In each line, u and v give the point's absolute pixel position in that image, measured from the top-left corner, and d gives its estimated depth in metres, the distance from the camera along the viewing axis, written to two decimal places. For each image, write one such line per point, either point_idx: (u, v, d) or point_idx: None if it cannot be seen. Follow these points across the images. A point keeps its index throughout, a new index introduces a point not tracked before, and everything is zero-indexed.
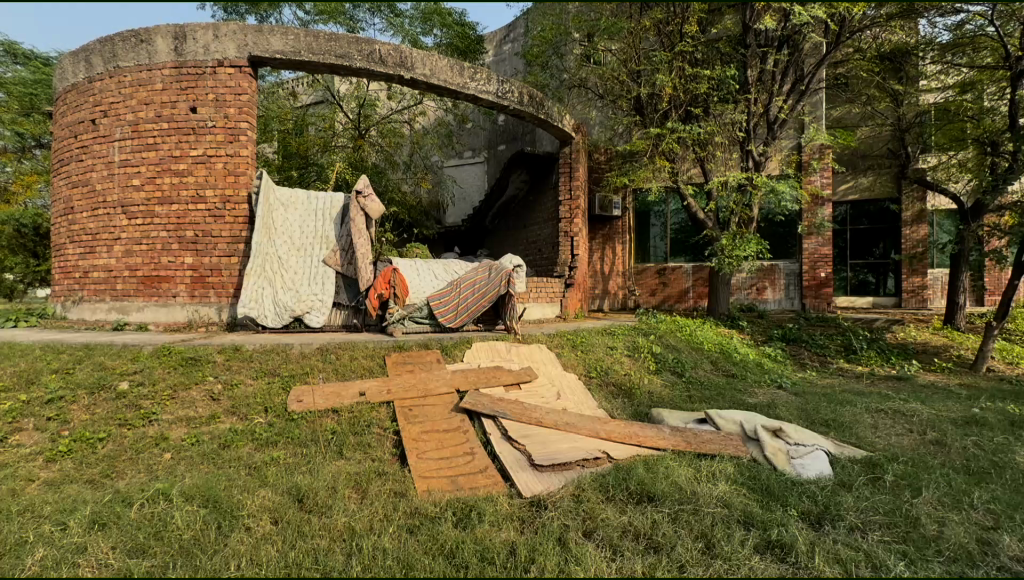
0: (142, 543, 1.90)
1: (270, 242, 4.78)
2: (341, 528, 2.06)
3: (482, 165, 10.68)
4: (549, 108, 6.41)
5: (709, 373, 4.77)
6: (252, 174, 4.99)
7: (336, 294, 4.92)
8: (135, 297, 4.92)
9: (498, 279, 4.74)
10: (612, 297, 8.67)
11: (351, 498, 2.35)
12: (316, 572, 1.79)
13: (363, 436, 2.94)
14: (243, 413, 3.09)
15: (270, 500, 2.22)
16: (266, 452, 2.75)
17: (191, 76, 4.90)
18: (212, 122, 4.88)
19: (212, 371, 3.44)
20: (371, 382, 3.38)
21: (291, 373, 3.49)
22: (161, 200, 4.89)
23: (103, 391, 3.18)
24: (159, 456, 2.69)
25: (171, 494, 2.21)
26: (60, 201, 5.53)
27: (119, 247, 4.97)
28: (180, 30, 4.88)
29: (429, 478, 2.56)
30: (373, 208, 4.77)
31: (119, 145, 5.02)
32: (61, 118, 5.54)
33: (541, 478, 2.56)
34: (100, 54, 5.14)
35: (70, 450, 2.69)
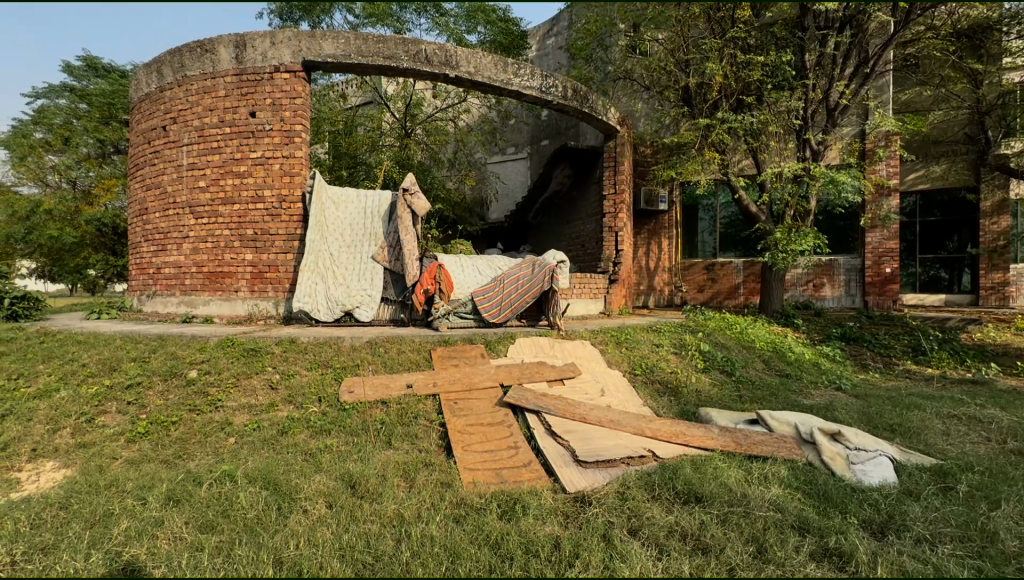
0: (211, 520, 2.04)
1: (323, 240, 5.00)
2: (391, 515, 2.13)
3: (525, 161, 10.68)
4: (594, 102, 6.32)
5: (761, 372, 4.59)
6: (306, 175, 5.20)
7: (384, 289, 5.07)
8: (201, 291, 5.27)
9: (541, 275, 4.76)
10: (658, 293, 8.47)
11: (399, 487, 2.43)
12: (368, 556, 1.87)
13: (411, 427, 3.03)
14: (299, 401, 3.25)
15: (324, 486, 2.33)
16: (320, 439, 2.88)
17: (250, 82, 5.17)
18: (270, 125, 5.13)
19: (271, 361, 3.64)
20: (418, 375, 3.48)
21: (342, 365, 3.65)
22: (224, 200, 5.20)
23: (174, 378, 3.44)
24: (224, 440, 2.88)
25: (237, 476, 2.37)
26: (135, 203, 5.99)
27: (187, 245, 5.33)
28: (241, 39, 5.16)
29: (474, 470, 2.61)
30: (419, 206, 4.87)
31: (186, 149, 5.37)
32: (136, 126, 5.98)
33: (585, 474, 2.56)
34: (170, 65, 5.51)
35: (147, 431, 2.91)
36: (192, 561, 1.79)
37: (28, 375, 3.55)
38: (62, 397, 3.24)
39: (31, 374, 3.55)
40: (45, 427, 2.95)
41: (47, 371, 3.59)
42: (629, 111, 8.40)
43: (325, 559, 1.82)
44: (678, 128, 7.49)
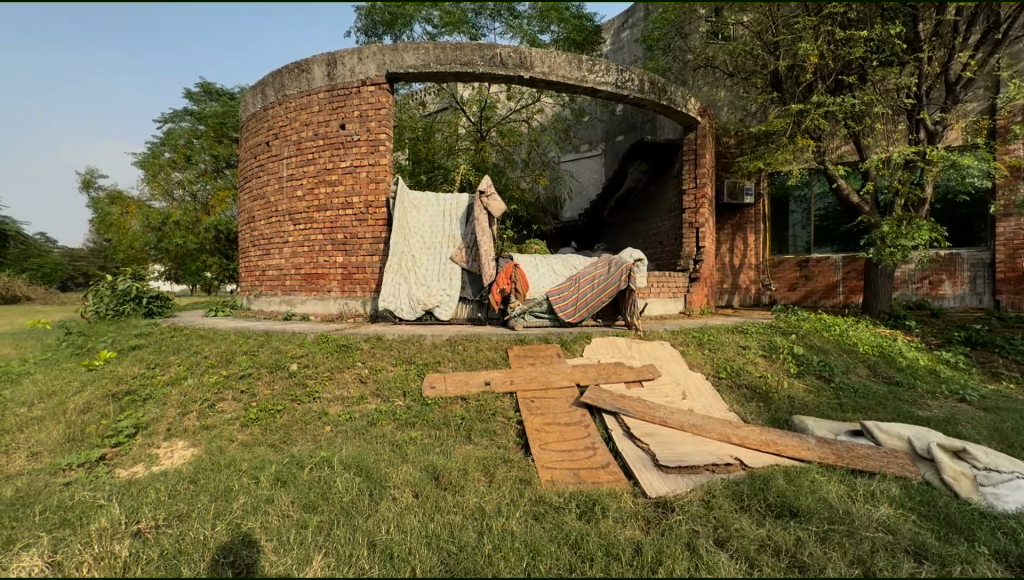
0: (313, 501, 2.23)
1: (405, 242, 5.25)
2: (472, 508, 2.21)
3: (600, 158, 10.51)
4: (673, 93, 6.08)
5: (865, 379, 4.17)
6: (390, 181, 5.49)
7: (462, 289, 5.22)
8: (299, 291, 5.76)
9: (618, 273, 4.69)
10: (743, 292, 8.03)
11: (480, 481, 2.51)
12: (452, 545, 1.95)
13: (489, 423, 3.11)
14: (386, 395, 3.45)
15: (411, 476, 2.46)
16: (406, 431, 3.05)
17: (341, 97, 5.55)
18: (358, 136, 5.47)
19: (361, 357, 3.90)
20: (496, 373, 3.57)
21: (425, 361, 3.82)
22: (318, 208, 5.63)
23: (279, 370, 3.79)
24: (322, 428, 3.15)
25: (333, 462, 2.57)
26: (244, 212, 6.67)
27: (287, 249, 5.85)
28: (332, 57, 5.56)
29: (552, 469, 2.63)
30: (495, 207, 5.03)
31: (286, 162, 5.89)
32: (245, 142, 6.66)
33: (666, 479, 2.48)
34: (272, 87, 6.07)
35: (258, 417, 3.25)
36: (298, 536, 1.96)
37: (162, 365, 4.08)
38: (189, 384, 3.68)
39: (165, 364, 4.08)
40: (176, 410, 3.37)
41: (177, 361, 4.10)
42: (711, 100, 7.99)
43: (413, 546, 1.93)
44: (765, 115, 7.01)
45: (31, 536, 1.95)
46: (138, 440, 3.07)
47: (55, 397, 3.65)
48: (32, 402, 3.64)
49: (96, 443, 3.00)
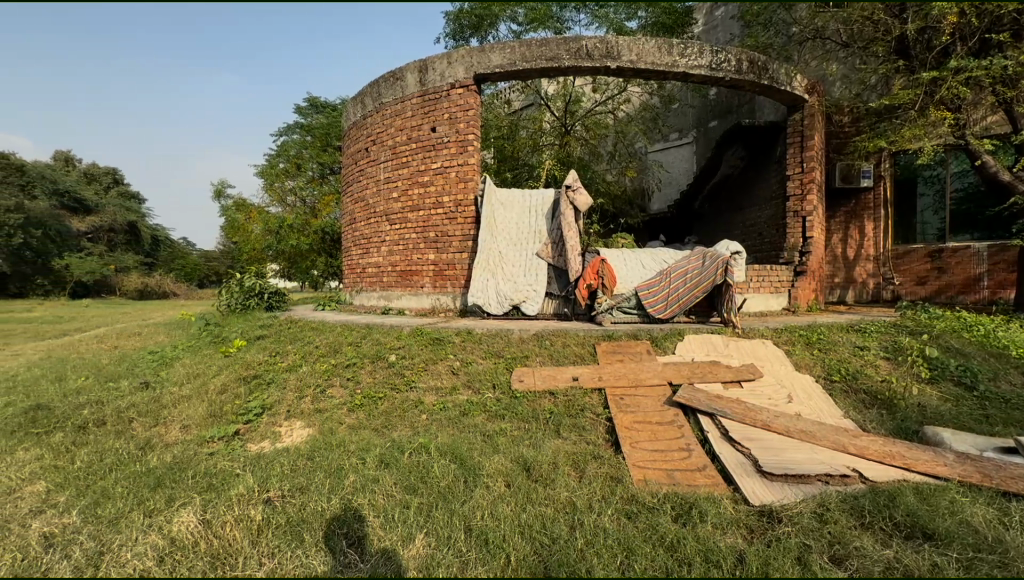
0: (414, 483, 2.37)
1: (493, 239, 5.39)
2: (564, 502, 2.22)
3: (691, 146, 10.04)
4: (776, 71, 5.60)
5: (1020, 388, 3.56)
6: (478, 180, 5.64)
7: (549, 284, 5.25)
8: (395, 287, 6.13)
9: (714, 269, 4.45)
10: (858, 288, 7.18)
11: (571, 476, 2.52)
12: (545, 537, 1.98)
13: (578, 419, 3.10)
14: (477, 386, 3.58)
15: (503, 465, 2.53)
16: (496, 422, 3.14)
17: (432, 101, 5.80)
18: (448, 137, 5.69)
19: (453, 350, 4.07)
20: (584, 369, 3.55)
21: (513, 355, 3.90)
22: (412, 208, 5.94)
23: (379, 360, 4.07)
24: (418, 416, 3.33)
25: (431, 448, 2.72)
26: (347, 214, 7.23)
27: (385, 248, 6.25)
28: (424, 64, 5.83)
29: (644, 468, 2.56)
30: (581, 201, 4.95)
31: (383, 166, 6.29)
32: (347, 150, 7.22)
33: (770, 487, 2.31)
34: (371, 96, 6.51)
35: (362, 403, 3.52)
36: (402, 515, 2.11)
37: (282, 353, 4.56)
38: (304, 370, 4.09)
39: (284, 352, 4.56)
40: (294, 394, 3.75)
41: (294, 350, 4.56)
42: (820, 76, 7.24)
43: (507, 534, 1.98)
44: (888, 88, 6.22)
45: (186, 496, 2.29)
46: (264, 419, 3.47)
47: (200, 379, 4.23)
48: (182, 382, 4.26)
49: (232, 419, 3.44)
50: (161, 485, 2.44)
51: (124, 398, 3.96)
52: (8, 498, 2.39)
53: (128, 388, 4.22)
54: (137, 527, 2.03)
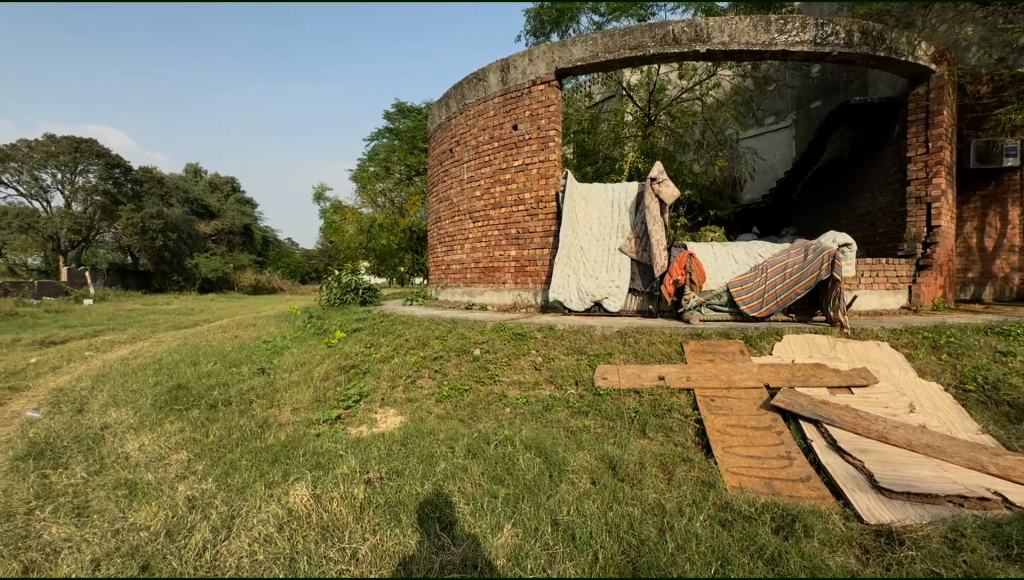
0: (500, 474, 2.43)
1: (574, 234, 5.36)
2: (652, 504, 2.17)
3: (790, 130, 9.26)
4: (895, 40, 4.98)
5: None
6: (559, 176, 5.62)
7: (632, 280, 5.13)
8: (479, 284, 6.30)
9: (818, 262, 4.07)
10: (998, 283, 6.24)
11: (658, 477, 2.44)
12: (632, 537, 1.94)
13: (664, 419, 3.00)
14: (559, 382, 3.58)
15: (588, 462, 2.52)
16: (580, 419, 3.12)
17: (514, 99, 5.87)
18: (529, 134, 5.72)
19: (535, 345, 4.10)
20: (671, 368, 3.42)
21: (596, 352, 3.85)
22: (494, 205, 6.07)
23: (464, 354, 4.21)
24: (503, 409, 3.41)
25: (515, 441, 2.77)
26: (432, 213, 7.56)
27: (468, 245, 6.45)
28: (506, 63, 5.91)
29: (738, 474, 2.43)
30: (668, 193, 4.78)
31: (467, 165, 6.48)
32: (432, 151, 7.54)
33: (888, 505, 2.09)
34: (455, 99, 6.73)
35: (450, 394, 3.67)
36: (491, 504, 2.17)
37: (376, 345, 4.87)
38: (396, 361, 4.35)
39: (378, 344, 4.86)
40: (388, 383, 4.00)
41: (386, 342, 4.86)
42: (951, 42, 6.33)
43: (594, 530, 1.98)
44: None
45: (299, 472, 2.54)
46: (362, 405, 3.74)
47: (306, 366, 4.65)
48: (292, 369, 4.70)
49: (334, 405, 3.75)
50: (278, 460, 2.73)
51: (244, 382, 4.45)
52: (160, 464, 2.80)
53: (247, 373, 4.74)
54: (260, 497, 2.28)
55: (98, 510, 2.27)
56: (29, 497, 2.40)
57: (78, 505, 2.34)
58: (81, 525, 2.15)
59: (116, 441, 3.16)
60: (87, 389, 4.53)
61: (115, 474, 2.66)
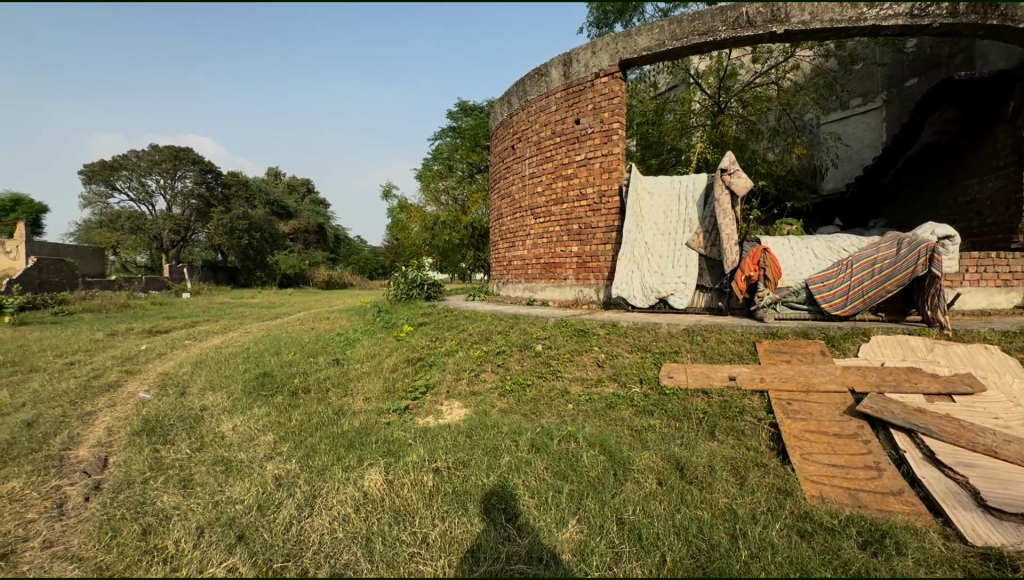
0: (564, 470, 2.43)
1: (638, 229, 5.23)
2: (723, 509, 2.09)
3: (879, 112, 8.47)
4: (1010, 5, 4.41)
5: None
6: (623, 169, 5.49)
7: (700, 276, 4.93)
8: (540, 279, 6.32)
9: (912, 257, 3.72)
10: None
11: (729, 481, 2.35)
12: (702, 542, 1.89)
13: (735, 421, 2.87)
14: (623, 380, 3.53)
15: (654, 463, 2.46)
16: (645, 418, 3.05)
17: (576, 93, 5.81)
18: (592, 128, 5.64)
19: (598, 342, 4.06)
20: (743, 368, 3.27)
21: (662, 350, 3.75)
22: (556, 201, 6.05)
23: (526, 349, 4.25)
24: (565, 405, 3.41)
25: (579, 437, 2.76)
26: (494, 210, 7.67)
27: (529, 241, 6.48)
28: (568, 57, 5.87)
29: (818, 483, 2.28)
30: (740, 184, 4.52)
31: (528, 161, 6.50)
32: (495, 148, 7.63)
33: (998, 526, 1.89)
34: (517, 95, 6.77)
35: (512, 389, 3.72)
36: (555, 498, 2.19)
37: (441, 339, 5.02)
38: (460, 355, 4.46)
39: (442, 338, 5.01)
40: (453, 376, 4.12)
41: (450, 337, 4.99)
42: None
43: (662, 532, 1.95)
44: None
45: (372, 458, 2.68)
46: (428, 397, 3.88)
47: (376, 358, 4.89)
48: (363, 360, 4.96)
49: (402, 395, 3.92)
50: (352, 446, 2.90)
51: (321, 371, 4.76)
52: (251, 444, 3.07)
53: (324, 363, 5.06)
54: (338, 479, 2.44)
55: (200, 483, 2.53)
56: (145, 467, 2.72)
57: (183, 478, 2.61)
58: (187, 496, 2.40)
59: (214, 422, 3.50)
60: (188, 374, 5.03)
61: (213, 451, 2.94)
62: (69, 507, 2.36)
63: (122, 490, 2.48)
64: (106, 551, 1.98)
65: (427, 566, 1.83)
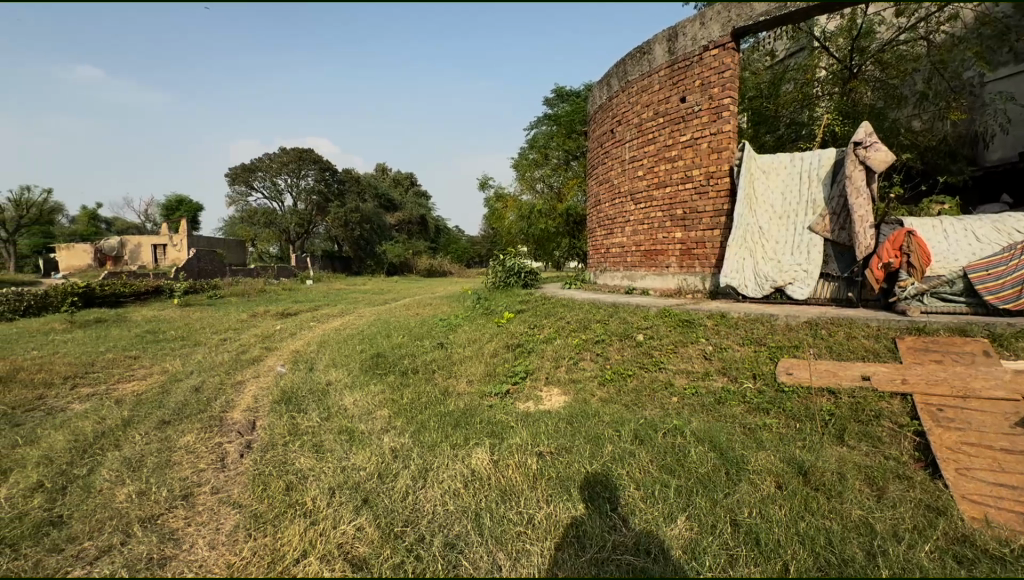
0: (671, 465, 2.34)
1: (751, 213, 4.82)
2: (857, 521, 1.89)
3: None
4: None
5: None
6: (734, 148, 5.07)
7: (825, 264, 4.44)
8: (640, 267, 6.12)
9: None
10: None
11: (864, 492, 2.10)
12: (832, 555, 1.73)
13: (869, 426, 2.56)
14: (734, 374, 3.30)
15: (773, 464, 2.27)
16: (759, 417, 2.83)
17: (682, 69, 5.47)
18: (699, 106, 5.28)
19: (705, 333, 3.84)
20: (879, 368, 2.90)
21: (779, 344, 3.45)
22: (658, 185, 5.78)
23: (627, 339, 4.14)
24: (669, 398, 3.28)
25: (685, 432, 2.64)
26: (591, 196, 7.54)
27: (629, 227, 6.29)
28: (674, 31, 5.54)
29: (980, 504, 1.97)
30: (878, 159, 3.93)
31: (628, 145, 6.28)
32: (593, 133, 7.48)
33: None
34: (617, 77, 6.55)
35: (613, 378, 3.66)
36: (663, 493, 2.12)
37: (539, 326, 5.07)
38: (558, 343, 4.47)
39: (540, 326, 5.06)
40: (552, 362, 4.15)
41: (548, 324, 5.02)
42: None
43: (783, 538, 1.81)
44: None
45: (477, 438, 2.80)
46: (528, 382, 3.96)
47: (477, 343, 5.08)
48: (465, 344, 5.19)
49: (504, 379, 4.05)
50: (458, 425, 3.05)
51: (427, 354, 5.07)
52: (369, 417, 3.36)
53: (429, 346, 5.37)
54: (448, 455, 2.58)
55: (330, 449, 2.83)
56: (285, 432, 3.11)
57: (316, 443, 2.94)
58: (319, 459, 2.70)
59: (338, 396, 3.88)
60: (314, 353, 5.63)
61: (339, 421, 3.27)
62: (229, 460, 2.77)
63: (269, 450, 2.86)
64: (259, 501, 2.29)
65: (534, 545, 1.88)
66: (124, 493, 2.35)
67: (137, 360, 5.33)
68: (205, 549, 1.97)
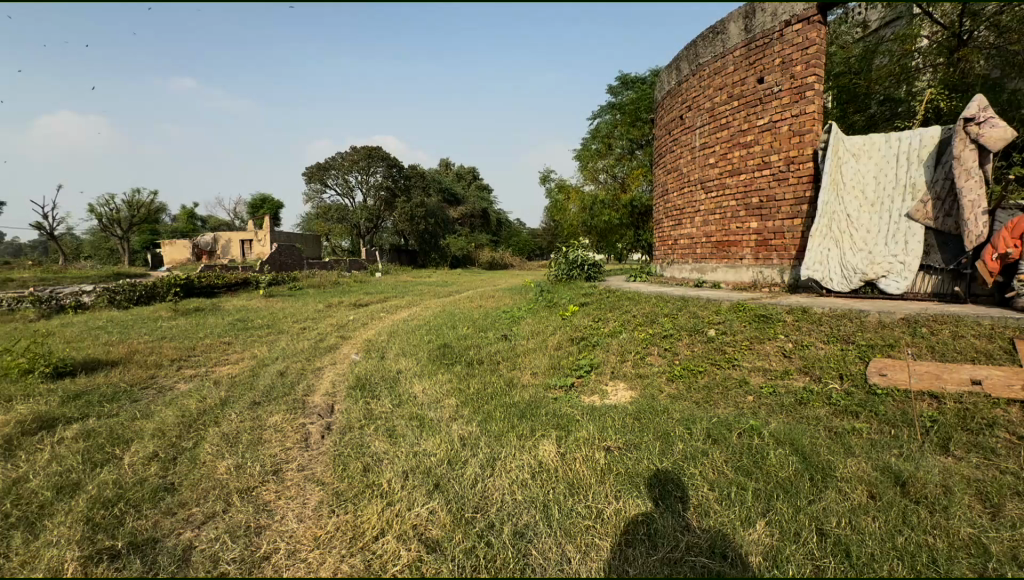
0: (747, 467, 2.22)
1: (837, 199, 4.45)
2: (966, 540, 1.71)
3: None
4: None
5: None
6: (820, 130, 4.69)
7: (925, 255, 4.02)
8: (710, 259, 5.85)
9: None
10: None
11: (974, 509, 1.90)
12: (937, 575, 1.58)
13: (981, 437, 2.29)
14: (818, 373, 3.08)
15: (865, 472, 2.10)
16: (847, 420, 2.63)
17: (760, 47, 5.12)
18: (779, 86, 4.93)
19: (783, 329, 3.61)
20: (992, 371, 2.59)
21: (870, 342, 3.16)
22: (731, 172, 5.48)
23: (697, 333, 3.98)
24: (743, 396, 3.12)
25: (763, 433, 2.50)
26: (658, 185, 7.28)
27: (699, 218, 6.02)
28: (751, 8, 5.20)
29: None
30: (995, 137, 3.45)
31: (699, 131, 6.00)
32: (660, 120, 7.20)
33: None
34: (688, 60, 6.26)
35: (682, 374, 3.54)
36: (739, 495, 2.03)
37: (603, 319, 5.00)
38: (624, 337, 4.38)
39: (605, 319, 4.98)
40: (617, 356, 4.08)
41: (613, 317, 4.93)
42: None
43: (878, 553, 1.68)
44: None
45: (543, 430, 2.81)
46: (593, 375, 3.92)
47: (540, 335, 5.10)
48: (528, 336, 5.23)
49: (568, 372, 4.05)
50: (524, 416, 3.09)
51: (491, 345, 5.16)
52: (437, 405, 3.48)
53: (493, 337, 5.47)
54: (514, 446, 2.62)
55: (402, 434, 2.96)
56: (361, 416, 3.29)
57: (389, 428, 3.08)
58: (393, 444, 2.83)
59: (408, 383, 4.05)
60: (385, 342, 5.91)
61: (410, 408, 3.42)
62: (312, 440, 2.98)
63: (346, 433, 3.04)
64: (339, 479, 2.45)
65: (603, 540, 1.87)
66: (224, 465, 2.60)
67: (230, 346, 5.86)
68: (294, 521, 2.13)
